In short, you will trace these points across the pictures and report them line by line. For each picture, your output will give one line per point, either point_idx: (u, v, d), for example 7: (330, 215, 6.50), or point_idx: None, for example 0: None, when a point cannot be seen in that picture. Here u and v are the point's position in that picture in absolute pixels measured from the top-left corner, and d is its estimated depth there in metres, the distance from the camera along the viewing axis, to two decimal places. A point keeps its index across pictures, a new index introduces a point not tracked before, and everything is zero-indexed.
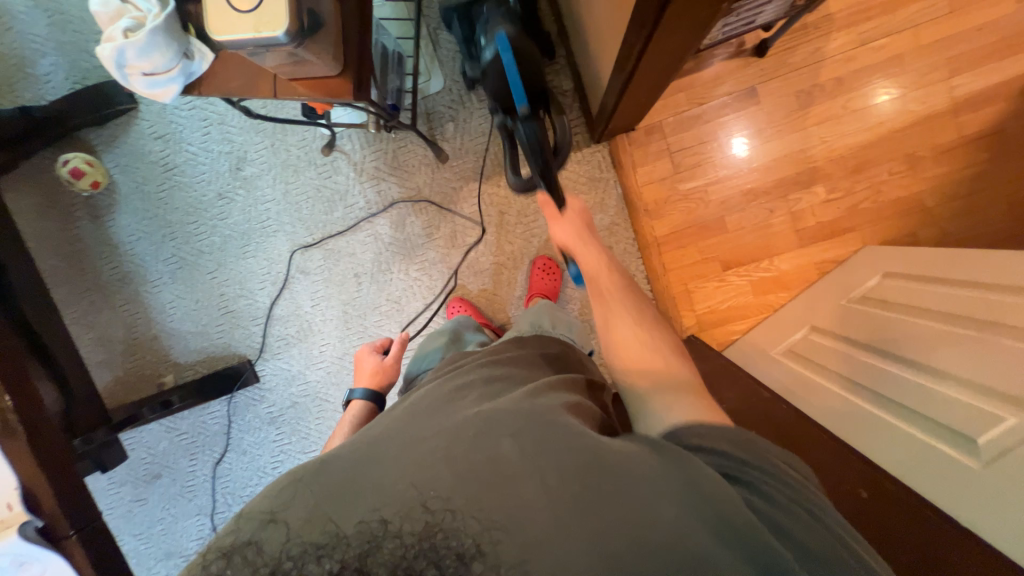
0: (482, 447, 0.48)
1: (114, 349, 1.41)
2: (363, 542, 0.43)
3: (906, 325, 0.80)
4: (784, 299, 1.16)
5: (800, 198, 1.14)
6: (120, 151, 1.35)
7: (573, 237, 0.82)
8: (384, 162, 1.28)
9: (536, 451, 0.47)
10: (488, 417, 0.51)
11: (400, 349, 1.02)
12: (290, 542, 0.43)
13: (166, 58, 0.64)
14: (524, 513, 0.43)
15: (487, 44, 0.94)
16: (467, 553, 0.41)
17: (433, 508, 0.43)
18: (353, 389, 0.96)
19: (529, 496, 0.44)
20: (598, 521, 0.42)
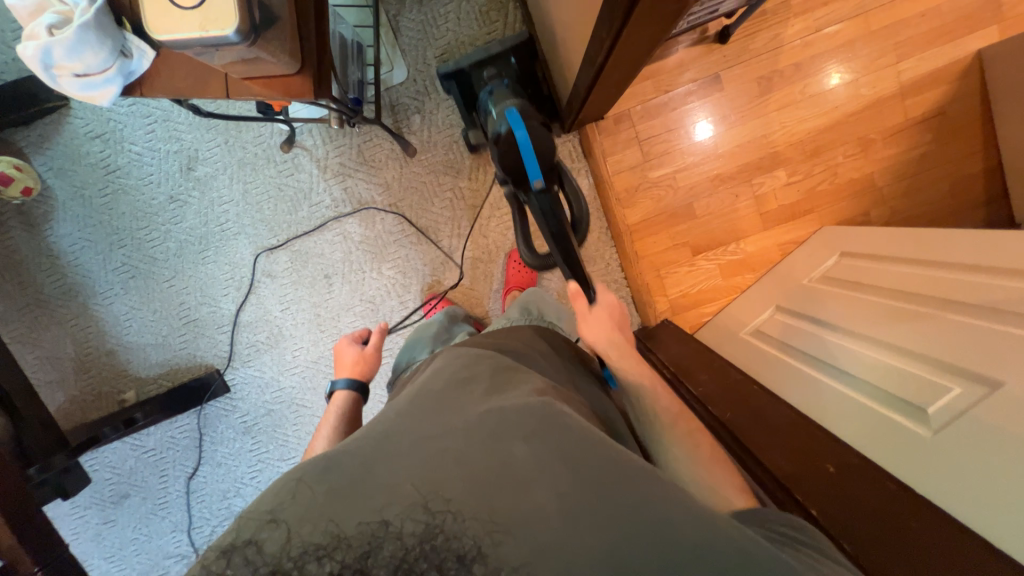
0: (489, 447, 0.47)
1: (65, 368, 1.32)
2: (364, 543, 0.41)
3: (862, 302, 0.85)
4: (750, 280, 1.21)
5: (763, 182, 1.17)
6: (53, 154, 1.24)
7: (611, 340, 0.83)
8: (350, 158, 1.23)
9: (543, 451, 0.47)
10: (501, 418, 0.51)
11: (381, 339, 1.01)
12: (289, 543, 0.41)
13: (100, 56, 0.58)
14: (530, 509, 0.42)
15: (497, 118, 0.86)
16: (467, 554, 0.41)
17: (435, 509, 0.42)
18: (334, 380, 0.92)
19: (537, 496, 0.43)
20: (602, 519, 0.42)
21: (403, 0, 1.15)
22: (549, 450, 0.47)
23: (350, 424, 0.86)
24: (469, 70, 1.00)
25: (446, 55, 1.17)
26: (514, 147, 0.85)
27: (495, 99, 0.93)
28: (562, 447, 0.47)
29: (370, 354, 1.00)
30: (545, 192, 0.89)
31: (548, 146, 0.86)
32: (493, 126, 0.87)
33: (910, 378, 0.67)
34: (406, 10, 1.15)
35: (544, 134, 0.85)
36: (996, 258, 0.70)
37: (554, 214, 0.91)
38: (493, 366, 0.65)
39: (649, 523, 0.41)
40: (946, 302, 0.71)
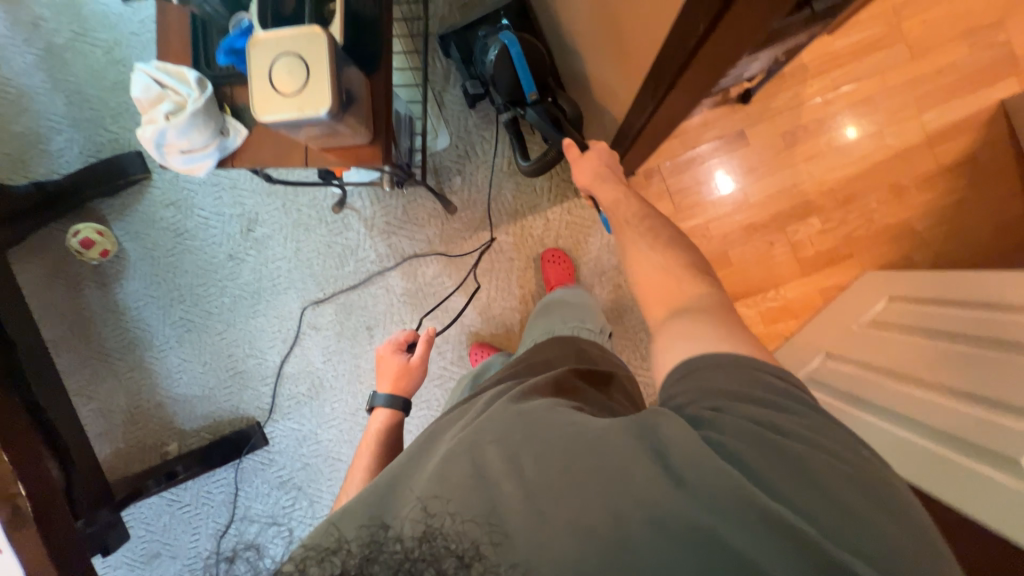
0: (464, 454, 0.49)
1: (115, 419, 1.37)
2: (363, 548, 0.45)
3: (925, 347, 0.81)
4: (793, 326, 1.19)
5: (797, 229, 1.19)
6: (131, 220, 1.37)
7: (593, 171, 0.87)
8: (395, 217, 1.31)
9: (514, 448, 0.49)
10: (482, 425, 0.53)
11: (423, 349, 1.04)
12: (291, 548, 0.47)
13: (203, 135, 0.67)
14: (502, 504, 0.44)
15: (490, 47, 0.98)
16: (467, 555, 0.43)
17: (433, 511, 0.45)
18: (376, 394, 0.98)
19: (505, 490, 0.45)
20: (575, 498, 0.44)
21: (448, 78, 1.28)
22: (522, 449, 0.48)
23: (390, 445, 0.89)
24: (465, 31, 1.10)
25: (485, 124, 1.28)
26: (510, 63, 0.96)
27: (487, 40, 1.03)
28: (527, 439, 0.49)
29: (413, 364, 1.04)
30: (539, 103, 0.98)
31: (540, 61, 0.98)
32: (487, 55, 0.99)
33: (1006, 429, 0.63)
34: (450, 85, 1.27)
35: (534, 50, 0.97)
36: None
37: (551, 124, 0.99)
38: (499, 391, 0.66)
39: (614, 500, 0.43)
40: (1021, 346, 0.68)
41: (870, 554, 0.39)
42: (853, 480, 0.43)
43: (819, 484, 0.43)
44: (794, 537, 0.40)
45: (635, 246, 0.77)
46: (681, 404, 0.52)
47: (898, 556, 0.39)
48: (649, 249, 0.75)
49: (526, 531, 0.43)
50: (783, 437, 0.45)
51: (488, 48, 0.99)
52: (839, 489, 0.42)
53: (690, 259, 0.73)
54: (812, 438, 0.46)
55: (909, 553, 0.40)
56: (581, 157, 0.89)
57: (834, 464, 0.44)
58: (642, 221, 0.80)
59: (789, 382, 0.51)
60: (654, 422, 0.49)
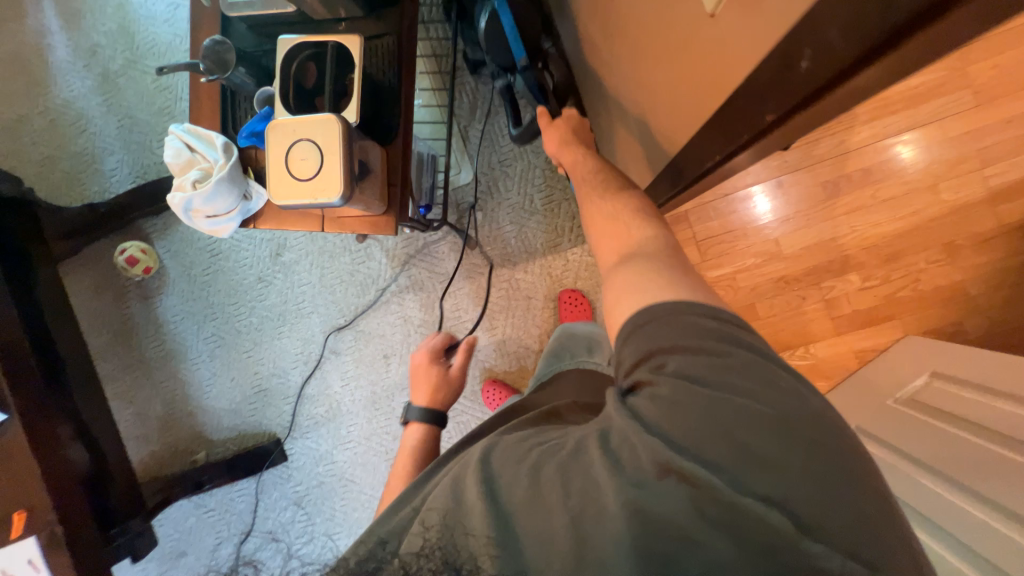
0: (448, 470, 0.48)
1: (151, 424, 1.46)
2: (367, 565, 0.46)
3: (969, 446, 0.75)
4: (823, 387, 1.12)
5: (834, 286, 1.12)
6: (172, 239, 1.45)
7: (558, 139, 0.81)
8: (416, 250, 1.32)
9: (488, 462, 0.47)
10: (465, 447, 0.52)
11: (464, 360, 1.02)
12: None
13: (227, 202, 0.69)
14: (466, 510, 0.44)
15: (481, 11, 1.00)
16: (463, 566, 0.42)
17: (430, 526, 0.45)
18: (411, 408, 0.95)
19: (470, 497, 0.44)
20: (545, 503, 0.42)
21: (474, 114, 1.27)
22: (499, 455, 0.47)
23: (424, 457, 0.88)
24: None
25: (509, 161, 1.27)
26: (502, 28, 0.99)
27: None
28: (506, 454, 0.48)
29: (452, 376, 1.02)
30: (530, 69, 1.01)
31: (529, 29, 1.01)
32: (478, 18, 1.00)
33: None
34: (476, 121, 1.27)
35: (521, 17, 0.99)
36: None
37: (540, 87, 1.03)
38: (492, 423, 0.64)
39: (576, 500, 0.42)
40: None
41: (793, 508, 0.38)
42: (783, 431, 0.40)
43: (746, 445, 0.40)
44: (752, 525, 0.38)
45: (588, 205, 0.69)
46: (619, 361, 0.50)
47: (833, 511, 0.38)
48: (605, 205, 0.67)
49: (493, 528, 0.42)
50: (713, 394, 0.42)
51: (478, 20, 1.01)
52: (769, 448, 0.40)
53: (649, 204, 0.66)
54: (746, 391, 0.42)
55: (833, 495, 0.39)
56: (550, 125, 0.84)
57: (763, 415, 0.41)
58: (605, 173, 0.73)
59: (724, 321, 0.46)
60: (605, 415, 0.47)
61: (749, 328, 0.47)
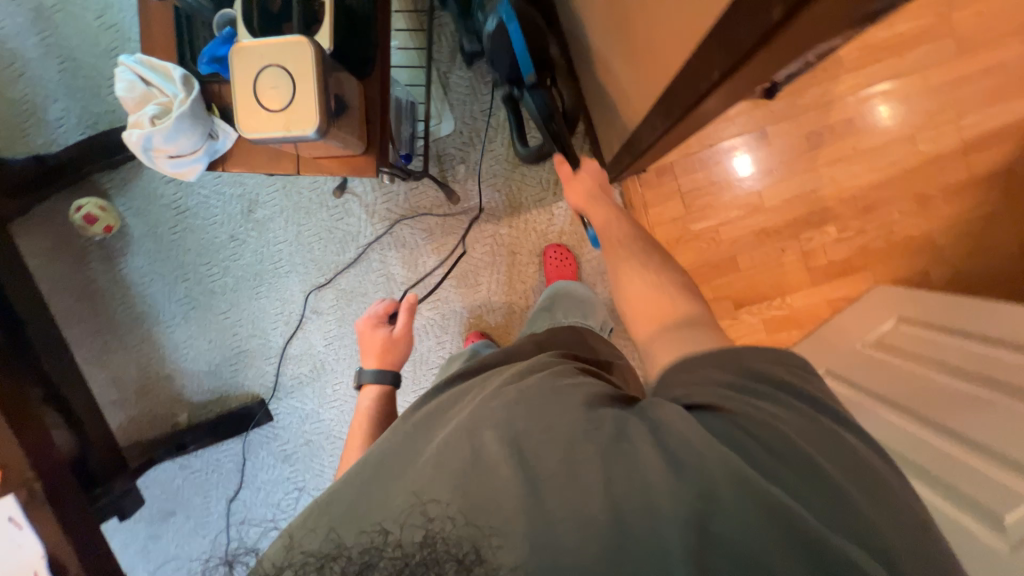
0: (463, 444, 0.49)
1: (127, 389, 1.43)
2: (363, 556, 0.44)
3: (929, 383, 0.80)
4: (796, 337, 1.17)
5: (811, 237, 1.14)
6: (133, 195, 1.35)
7: (585, 196, 0.92)
8: (397, 204, 1.28)
9: (517, 433, 0.49)
10: (476, 412, 0.52)
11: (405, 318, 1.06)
12: (292, 551, 0.46)
13: (192, 140, 0.64)
14: (500, 484, 0.45)
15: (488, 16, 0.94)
16: (467, 559, 0.42)
17: (433, 515, 0.45)
18: (362, 370, 1.00)
19: (503, 472, 0.46)
20: (577, 482, 0.44)
21: (453, 58, 1.20)
22: (521, 432, 0.49)
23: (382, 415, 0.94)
24: None
25: (492, 111, 1.22)
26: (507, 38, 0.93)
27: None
28: (531, 423, 0.50)
29: (398, 335, 1.06)
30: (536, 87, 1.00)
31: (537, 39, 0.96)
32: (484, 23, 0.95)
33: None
34: (456, 66, 1.20)
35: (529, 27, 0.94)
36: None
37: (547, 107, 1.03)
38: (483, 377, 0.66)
39: (612, 489, 0.44)
40: None
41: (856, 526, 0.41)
42: (834, 458, 0.45)
43: (805, 458, 0.44)
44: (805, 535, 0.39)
45: (626, 271, 0.79)
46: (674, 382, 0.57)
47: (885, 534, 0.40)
48: (639, 270, 0.78)
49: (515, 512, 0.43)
50: (762, 415, 0.48)
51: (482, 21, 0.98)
52: (821, 463, 0.44)
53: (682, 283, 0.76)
54: (802, 424, 0.48)
55: (890, 514, 0.42)
56: (573, 177, 0.94)
57: (807, 439, 0.46)
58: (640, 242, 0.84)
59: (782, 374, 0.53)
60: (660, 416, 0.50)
61: (803, 367, 0.54)
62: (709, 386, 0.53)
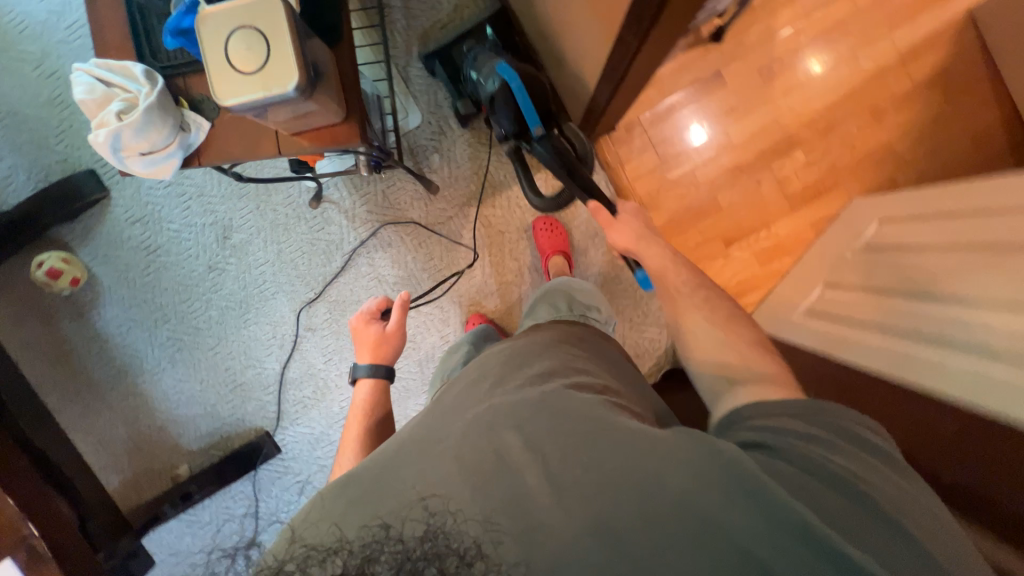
0: (486, 443, 0.53)
1: (118, 450, 1.33)
2: (364, 549, 0.46)
3: (924, 264, 0.83)
4: (788, 264, 1.20)
5: (782, 165, 1.19)
6: (96, 243, 1.29)
7: (631, 238, 0.90)
8: (376, 204, 1.26)
9: (536, 439, 0.53)
10: (496, 409, 0.56)
11: (400, 314, 1.01)
12: (295, 544, 0.50)
13: (163, 134, 0.62)
14: (527, 494, 0.48)
15: (486, 77, 0.94)
16: (468, 554, 0.45)
17: (434, 510, 0.48)
18: (357, 365, 0.96)
19: (529, 480, 0.49)
20: (597, 493, 0.48)
21: (410, 51, 1.21)
22: (545, 437, 0.53)
23: (377, 411, 0.89)
24: (450, 48, 1.16)
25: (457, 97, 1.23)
26: (510, 95, 0.91)
27: (482, 62, 0.98)
28: (551, 433, 0.53)
29: (391, 332, 1.02)
30: (546, 137, 0.93)
31: (541, 91, 0.93)
32: (483, 88, 0.94)
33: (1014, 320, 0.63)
34: (414, 59, 1.21)
35: (533, 82, 0.92)
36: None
37: (561, 155, 0.95)
38: (497, 360, 0.68)
39: (638, 496, 0.47)
40: (1015, 249, 0.69)
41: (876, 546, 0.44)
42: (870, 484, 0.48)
43: (838, 478, 0.48)
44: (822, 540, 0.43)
45: (688, 322, 0.74)
46: (747, 419, 0.57)
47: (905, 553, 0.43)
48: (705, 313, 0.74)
49: (531, 512, 0.47)
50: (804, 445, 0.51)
51: (483, 81, 0.95)
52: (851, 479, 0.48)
53: (753, 336, 0.70)
54: (842, 449, 0.50)
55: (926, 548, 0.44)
56: (615, 223, 0.93)
57: (843, 461, 0.49)
58: (696, 291, 0.78)
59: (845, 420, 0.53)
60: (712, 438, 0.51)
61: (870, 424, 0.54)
62: (778, 427, 0.54)
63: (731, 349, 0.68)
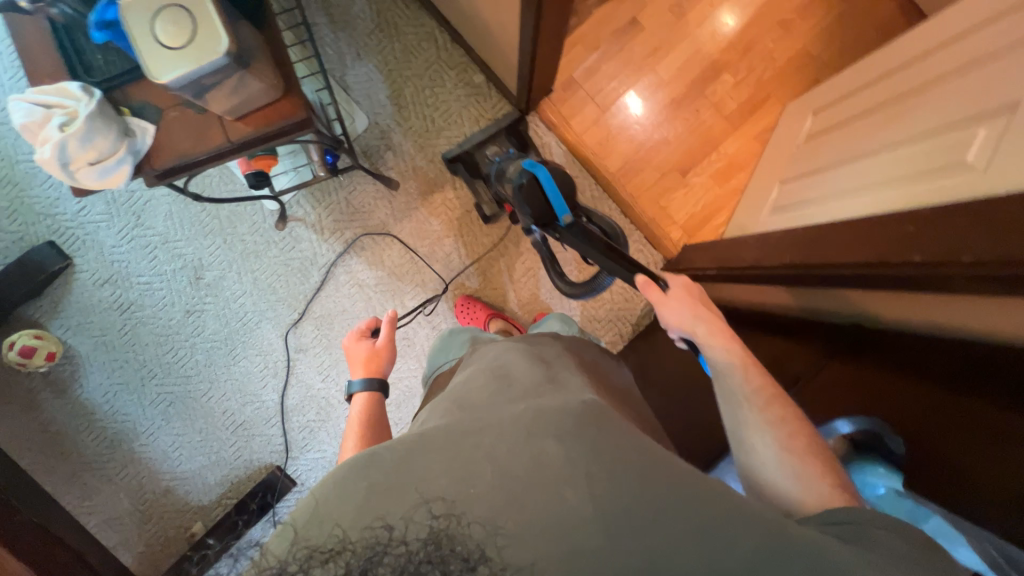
0: (523, 449, 0.47)
1: (126, 524, 1.27)
2: (368, 550, 0.38)
3: (860, 127, 0.87)
4: (745, 178, 1.25)
5: (715, 90, 1.25)
6: (68, 314, 1.26)
7: (685, 315, 0.74)
8: (341, 212, 1.27)
9: (577, 453, 0.46)
10: (537, 415, 0.51)
11: (390, 330, 0.95)
12: (295, 547, 0.41)
13: (109, 140, 0.64)
14: (568, 508, 0.42)
15: (514, 173, 0.91)
16: (472, 557, 0.39)
17: (438, 513, 0.41)
18: (351, 381, 0.89)
19: (571, 496, 0.43)
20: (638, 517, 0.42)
21: (343, 62, 1.26)
22: (590, 451, 0.47)
23: (375, 424, 0.82)
24: (472, 151, 1.20)
25: (397, 93, 1.27)
26: (538, 186, 0.87)
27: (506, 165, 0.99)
28: (593, 450, 0.47)
29: (382, 347, 0.95)
30: (576, 225, 0.87)
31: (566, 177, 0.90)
32: (511, 180, 0.92)
33: (946, 140, 0.67)
34: (349, 67, 1.26)
35: (560, 171, 0.89)
36: (962, 24, 0.75)
37: (593, 241, 0.86)
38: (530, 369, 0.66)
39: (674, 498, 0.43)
40: (932, 84, 0.74)
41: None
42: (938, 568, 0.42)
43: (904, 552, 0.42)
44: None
45: (754, 441, 0.60)
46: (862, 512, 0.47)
47: None
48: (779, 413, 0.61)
49: (560, 528, 0.41)
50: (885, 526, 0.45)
51: (510, 174, 0.94)
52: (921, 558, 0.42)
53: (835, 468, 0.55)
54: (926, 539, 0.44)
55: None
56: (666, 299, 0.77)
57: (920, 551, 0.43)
58: (770, 403, 0.61)
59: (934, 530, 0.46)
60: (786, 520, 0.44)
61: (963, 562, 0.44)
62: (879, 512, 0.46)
63: (821, 495, 0.52)
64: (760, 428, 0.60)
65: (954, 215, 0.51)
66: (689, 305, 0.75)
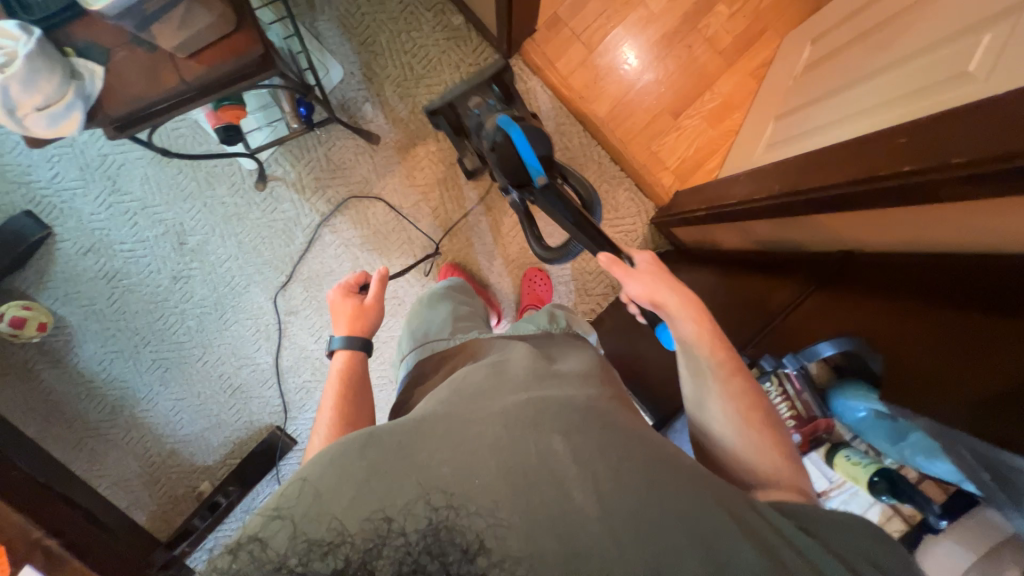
0: (528, 443, 0.46)
1: (136, 486, 1.30)
2: (367, 542, 0.39)
3: (860, 51, 0.82)
4: (739, 119, 1.19)
5: (709, 23, 1.18)
6: (55, 284, 1.25)
7: (650, 288, 0.70)
8: (322, 168, 1.23)
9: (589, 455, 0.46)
10: (541, 407, 0.51)
11: (379, 286, 0.93)
12: (294, 540, 0.39)
13: (55, 84, 0.64)
14: (572, 503, 0.42)
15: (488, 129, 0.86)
16: (470, 548, 0.39)
17: (438, 505, 0.41)
18: (331, 338, 0.86)
19: (578, 497, 0.42)
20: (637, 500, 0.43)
21: (312, 6, 1.18)
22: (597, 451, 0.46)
23: (355, 384, 0.80)
24: (455, 101, 1.00)
25: (371, 40, 1.20)
26: (512, 144, 0.82)
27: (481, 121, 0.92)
28: (603, 449, 0.47)
29: (369, 304, 0.94)
30: (550, 187, 0.82)
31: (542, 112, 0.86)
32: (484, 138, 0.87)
33: (948, 52, 0.62)
34: (319, 12, 1.18)
35: (537, 130, 0.83)
36: None
37: (567, 206, 0.83)
38: (531, 360, 0.64)
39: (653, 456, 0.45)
40: None
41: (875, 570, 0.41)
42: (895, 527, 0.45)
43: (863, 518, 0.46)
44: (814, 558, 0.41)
45: (713, 411, 0.63)
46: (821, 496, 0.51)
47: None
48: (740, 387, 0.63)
49: (566, 526, 0.40)
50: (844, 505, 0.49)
51: (484, 131, 0.88)
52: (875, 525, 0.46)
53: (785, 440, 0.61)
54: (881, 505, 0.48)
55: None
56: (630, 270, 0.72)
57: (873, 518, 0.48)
58: (731, 376, 0.63)
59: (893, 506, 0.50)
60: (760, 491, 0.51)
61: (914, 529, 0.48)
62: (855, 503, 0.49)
63: (772, 464, 0.59)
64: (720, 402, 0.63)
65: (947, 121, 0.50)
66: (653, 275, 0.72)
